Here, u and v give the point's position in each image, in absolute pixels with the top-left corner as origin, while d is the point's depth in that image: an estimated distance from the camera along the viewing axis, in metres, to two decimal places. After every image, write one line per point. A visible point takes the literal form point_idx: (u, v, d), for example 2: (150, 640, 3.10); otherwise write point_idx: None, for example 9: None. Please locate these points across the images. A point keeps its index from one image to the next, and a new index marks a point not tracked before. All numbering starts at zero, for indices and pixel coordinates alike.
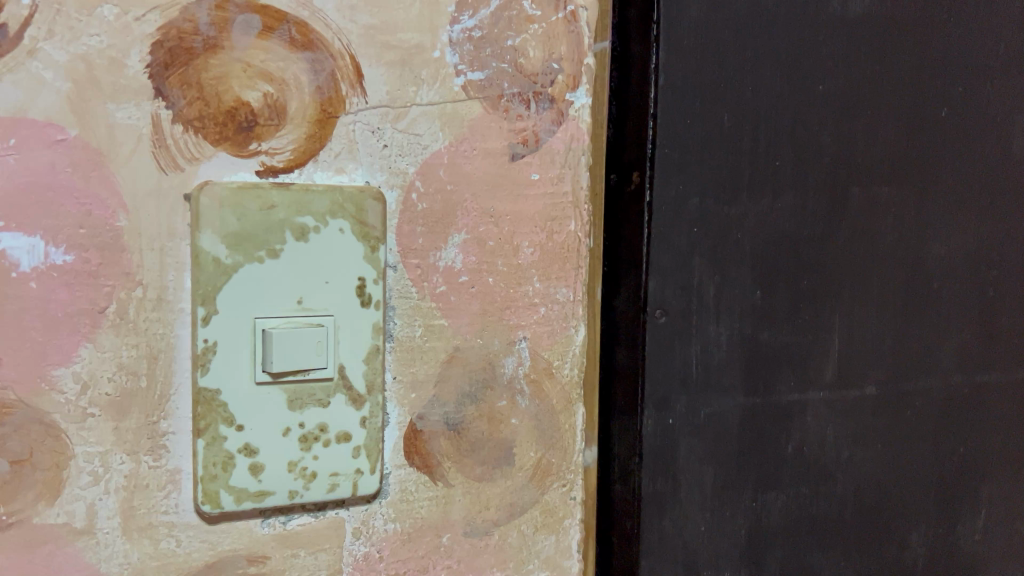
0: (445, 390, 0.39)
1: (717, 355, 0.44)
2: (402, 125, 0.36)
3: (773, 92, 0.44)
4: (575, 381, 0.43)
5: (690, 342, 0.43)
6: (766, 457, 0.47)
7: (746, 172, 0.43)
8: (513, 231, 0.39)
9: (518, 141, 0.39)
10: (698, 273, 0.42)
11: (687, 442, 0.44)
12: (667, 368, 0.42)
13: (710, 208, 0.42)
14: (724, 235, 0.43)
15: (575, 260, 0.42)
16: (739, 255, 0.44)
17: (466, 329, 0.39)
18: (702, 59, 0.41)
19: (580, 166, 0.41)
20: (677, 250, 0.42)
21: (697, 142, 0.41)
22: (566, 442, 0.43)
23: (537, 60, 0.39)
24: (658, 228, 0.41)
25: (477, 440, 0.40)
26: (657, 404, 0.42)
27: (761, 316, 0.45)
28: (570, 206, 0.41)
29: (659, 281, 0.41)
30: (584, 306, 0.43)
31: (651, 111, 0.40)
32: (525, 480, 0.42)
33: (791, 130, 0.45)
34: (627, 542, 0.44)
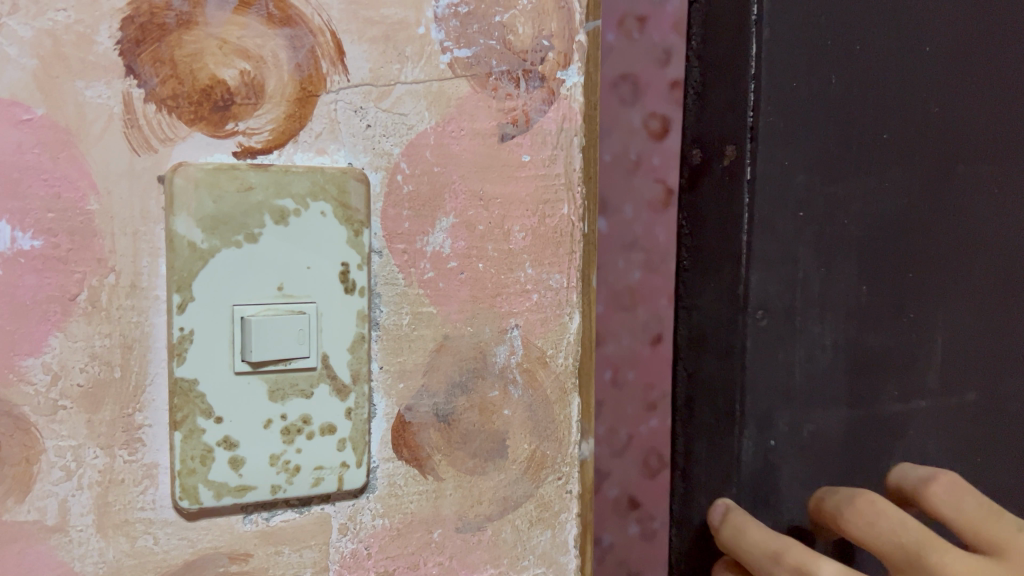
0: (434, 379, 0.37)
1: (821, 358, 0.42)
2: (387, 104, 0.35)
3: (882, 58, 0.42)
4: (570, 370, 0.40)
5: (793, 346, 0.41)
6: (869, 477, 0.45)
7: (849, 150, 0.42)
8: (504, 215, 0.37)
9: (507, 121, 0.37)
10: (802, 266, 0.41)
11: (789, 461, 0.42)
12: (768, 372, 0.41)
13: (816, 188, 0.41)
14: (830, 221, 0.41)
15: (569, 244, 0.39)
16: (844, 246, 0.42)
17: (456, 317, 0.37)
18: (806, 16, 0.39)
19: (572, 148, 0.39)
20: (781, 239, 0.40)
21: (802, 114, 0.40)
22: (563, 434, 0.40)
23: (527, 37, 0.37)
24: (762, 212, 0.39)
25: (469, 432, 0.38)
26: (758, 420, 0.41)
27: (864, 307, 0.43)
28: (563, 188, 0.39)
29: (761, 276, 0.39)
30: (587, 288, 0.40)
31: (753, 72, 0.38)
32: (518, 473, 0.39)
33: (896, 100, 0.43)
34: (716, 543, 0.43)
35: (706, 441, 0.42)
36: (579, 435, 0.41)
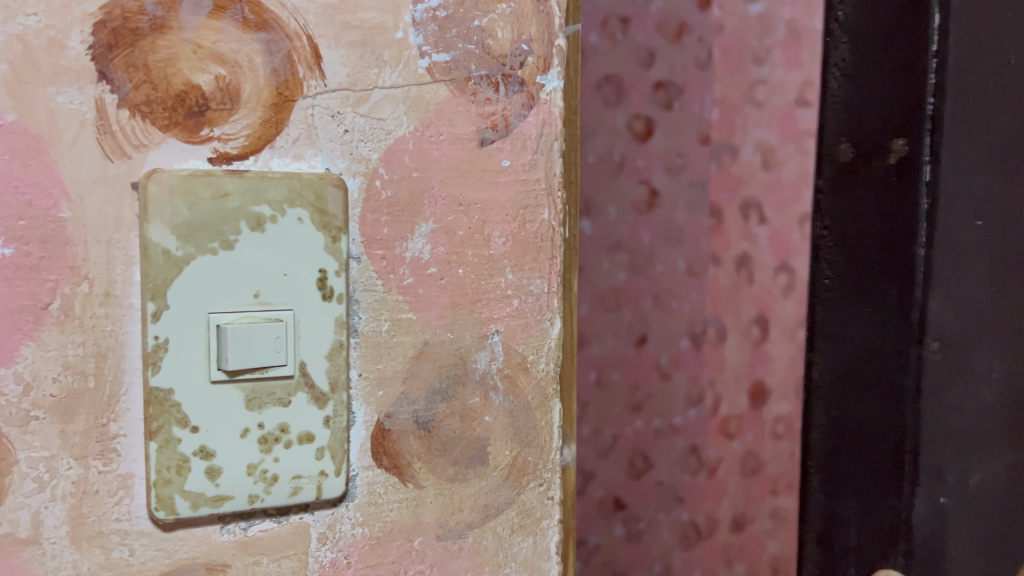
0: (414, 386, 0.36)
1: (986, 393, 0.42)
2: (364, 109, 0.34)
3: None
4: (551, 376, 0.40)
5: (965, 380, 0.42)
6: None
7: (1001, 161, 0.41)
8: (484, 220, 0.37)
9: (487, 126, 0.37)
10: (974, 280, 0.41)
11: (955, 518, 0.42)
12: (939, 407, 0.41)
13: (993, 192, 0.41)
14: (1004, 233, 0.42)
15: (550, 249, 0.39)
16: (1017, 264, 0.42)
17: (436, 323, 0.36)
18: (993, 23, 0.40)
19: (552, 152, 0.38)
20: (957, 245, 0.40)
21: (991, 132, 0.41)
22: (546, 440, 0.40)
23: (506, 41, 0.37)
24: (941, 211, 0.39)
25: (449, 439, 0.37)
26: (930, 476, 0.41)
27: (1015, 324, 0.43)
28: (543, 193, 0.38)
29: (940, 299, 0.40)
30: (567, 293, 0.40)
31: (934, 80, 0.39)
32: (499, 480, 0.39)
33: None
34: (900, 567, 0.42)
35: (863, 464, 0.44)
36: (560, 441, 0.40)
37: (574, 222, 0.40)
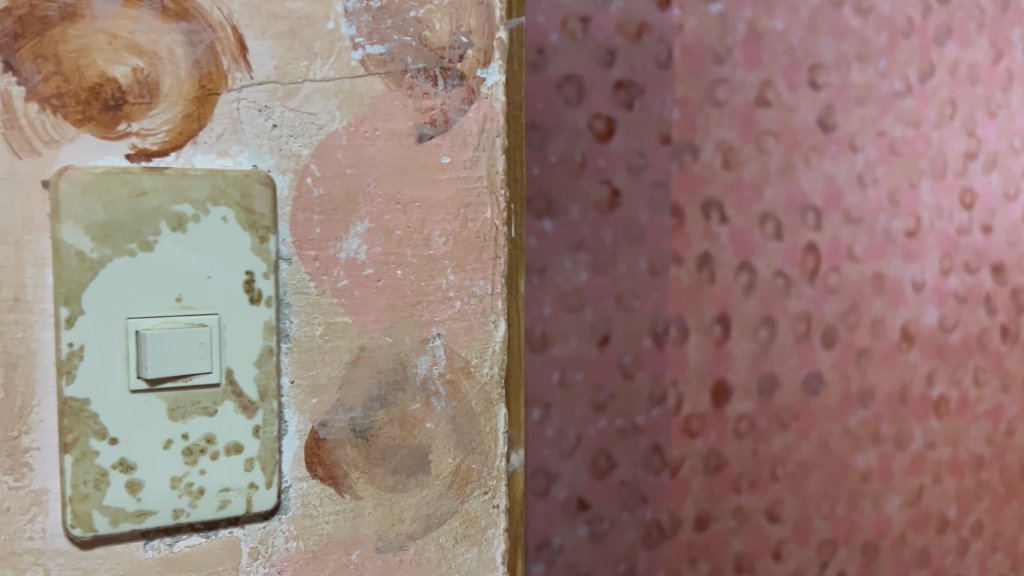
0: (351, 393, 0.35)
1: None
2: (294, 103, 0.33)
3: None
4: (495, 381, 0.38)
5: None
6: None
7: None
8: (423, 219, 0.36)
9: (425, 121, 0.35)
10: None
11: None
12: None
13: None
14: None
15: (493, 249, 0.37)
16: None
17: (373, 327, 0.35)
18: None
19: (495, 149, 0.37)
20: None
21: None
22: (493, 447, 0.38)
23: (444, 33, 0.35)
24: None
25: (389, 447, 0.36)
26: None
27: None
28: (486, 191, 0.37)
29: None
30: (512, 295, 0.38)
31: None
32: (442, 488, 0.37)
33: None
34: None
35: None
36: (507, 447, 0.39)
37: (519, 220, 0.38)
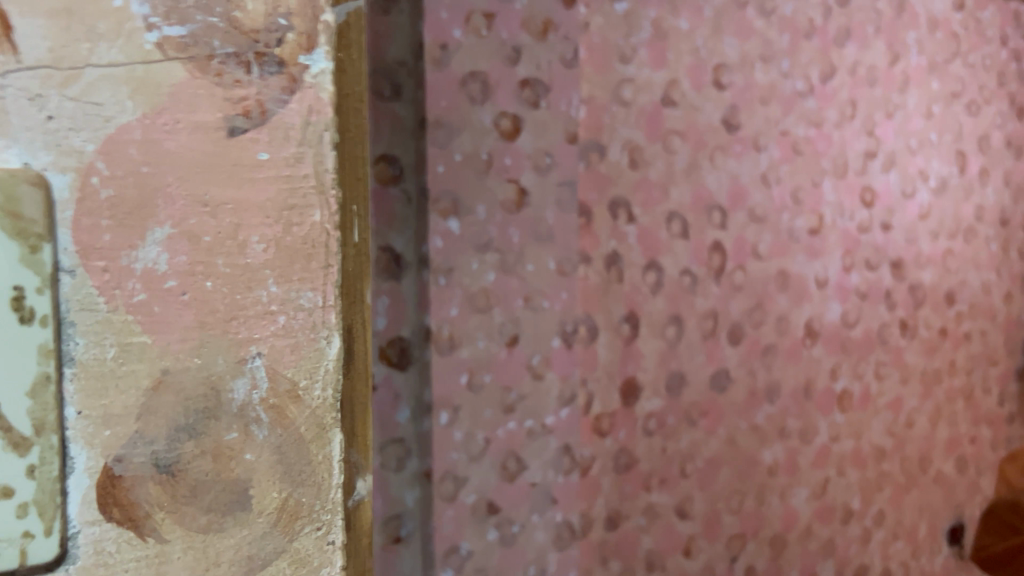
0: (156, 417, 0.44)
1: None
2: (78, 95, 0.41)
3: None
4: (322, 408, 0.48)
5: None
6: None
7: None
8: (238, 227, 0.45)
9: (239, 115, 0.44)
10: None
11: None
12: None
13: None
14: None
15: (322, 258, 0.47)
16: None
17: (181, 352, 0.44)
18: None
19: (322, 143, 0.46)
20: None
21: None
22: (319, 478, 0.48)
23: (258, 18, 0.44)
24: None
25: (202, 475, 0.45)
26: None
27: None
28: (314, 195, 0.46)
29: None
30: (337, 315, 0.48)
31: None
32: (267, 522, 0.47)
33: None
34: None
35: None
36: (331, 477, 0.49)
37: (344, 217, 0.48)
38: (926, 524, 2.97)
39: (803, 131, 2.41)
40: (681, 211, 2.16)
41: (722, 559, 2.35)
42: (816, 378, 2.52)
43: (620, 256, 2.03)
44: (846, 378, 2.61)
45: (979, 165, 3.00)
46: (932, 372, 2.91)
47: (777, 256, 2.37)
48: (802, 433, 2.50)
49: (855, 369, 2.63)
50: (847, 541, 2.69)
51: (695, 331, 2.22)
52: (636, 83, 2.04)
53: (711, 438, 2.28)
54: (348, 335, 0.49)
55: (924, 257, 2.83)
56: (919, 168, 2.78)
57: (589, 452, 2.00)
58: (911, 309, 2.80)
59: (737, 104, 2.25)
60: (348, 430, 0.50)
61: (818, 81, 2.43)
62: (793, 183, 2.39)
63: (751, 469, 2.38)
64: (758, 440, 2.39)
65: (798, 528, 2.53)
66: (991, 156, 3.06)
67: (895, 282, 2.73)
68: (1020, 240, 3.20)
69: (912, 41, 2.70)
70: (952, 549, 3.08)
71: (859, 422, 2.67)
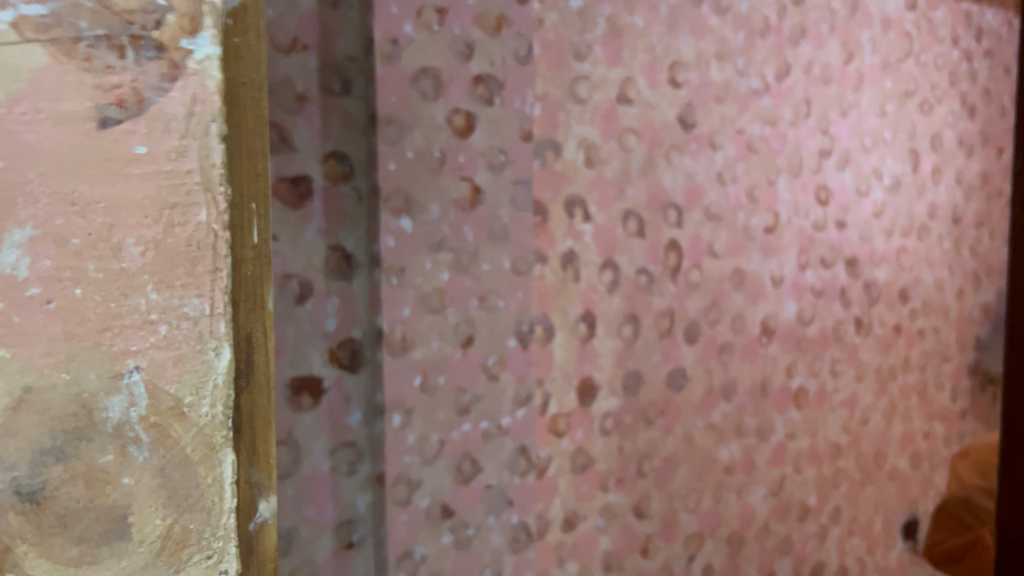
0: (28, 427, 0.59)
1: None
2: None
3: None
4: (200, 437, 0.64)
5: None
6: None
7: None
8: (118, 231, 0.60)
9: (115, 102, 0.59)
10: None
11: None
12: None
13: None
14: None
15: (207, 262, 0.63)
16: None
17: (51, 372, 0.59)
18: None
19: (207, 134, 0.62)
20: None
21: None
22: (208, 502, 0.65)
23: (133, 4, 0.59)
24: None
25: (85, 493, 0.61)
26: None
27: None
28: (199, 190, 0.62)
29: None
30: (219, 330, 0.64)
31: None
32: (153, 528, 0.63)
33: None
34: None
35: None
36: (209, 493, 0.65)
37: (225, 220, 0.64)
38: (881, 520, 2.99)
39: (758, 129, 2.41)
40: (637, 210, 2.15)
41: (680, 558, 2.34)
42: (772, 375, 2.53)
43: (576, 255, 2.03)
44: (802, 376, 2.62)
45: (931, 163, 3.04)
46: (886, 369, 2.93)
47: (733, 255, 2.38)
48: (759, 431, 2.51)
49: (811, 366, 2.65)
50: (804, 538, 2.70)
51: (651, 329, 2.21)
52: (590, 81, 2.02)
53: (668, 437, 2.28)
54: (232, 354, 0.65)
55: (879, 255, 2.85)
56: (873, 167, 2.80)
57: (545, 452, 2.01)
58: (866, 307, 2.82)
59: (692, 102, 2.24)
60: (235, 453, 0.67)
61: (772, 79, 2.44)
62: (749, 181, 2.40)
63: (708, 468, 2.38)
64: (715, 438, 2.39)
65: (756, 526, 2.54)
66: (943, 155, 3.09)
67: (850, 280, 2.75)
68: (971, 238, 3.25)
69: (866, 40, 2.72)
70: (907, 544, 3.11)
71: (815, 419, 2.69)
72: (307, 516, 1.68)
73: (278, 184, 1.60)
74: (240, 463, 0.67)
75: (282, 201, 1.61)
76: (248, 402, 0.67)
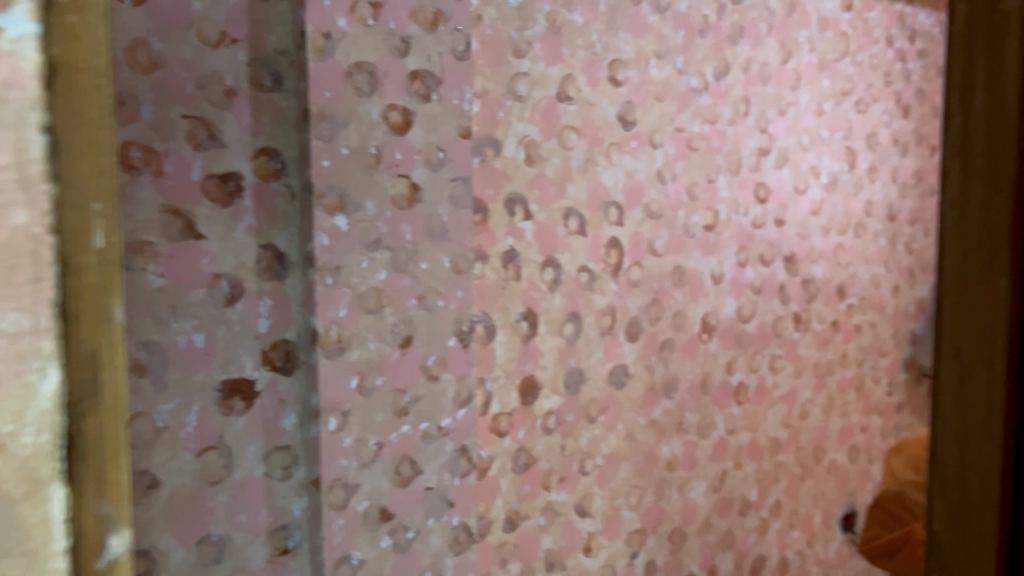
0: None
1: (980, 426, 0.65)
2: None
3: (997, 232, 0.62)
4: (27, 455, 0.52)
5: (974, 417, 0.65)
6: (985, 522, 0.65)
7: (978, 275, 0.64)
8: None
9: None
10: (978, 358, 0.64)
11: (983, 507, 0.65)
12: (979, 435, 0.65)
13: (976, 302, 0.64)
14: (980, 332, 0.64)
15: (22, 270, 0.52)
16: (978, 350, 0.64)
17: None
18: (965, 212, 0.65)
19: (22, 129, 0.51)
20: (976, 335, 0.65)
21: (979, 267, 0.64)
22: (31, 541, 0.53)
23: None
24: (983, 313, 0.64)
25: None
26: (964, 479, 0.66)
27: (1007, 407, 0.63)
28: (15, 202, 0.51)
29: (986, 364, 0.64)
30: (44, 348, 0.53)
31: (957, 250, 0.66)
32: None
33: (995, 242, 0.63)
34: (952, 534, 0.68)
35: (972, 480, 0.66)
36: (45, 533, 0.54)
37: (50, 224, 0.53)
38: (821, 513, 3.04)
39: (697, 128, 2.42)
40: (577, 208, 2.14)
41: (622, 555, 2.35)
42: (712, 372, 2.55)
43: (516, 253, 2.02)
44: (742, 371, 2.65)
45: (866, 161, 3.09)
46: (824, 364, 2.98)
47: (673, 253, 2.39)
48: (700, 427, 2.53)
49: (751, 362, 2.68)
50: (745, 532, 2.73)
51: (593, 327, 2.21)
52: (529, 78, 2.01)
53: (611, 434, 2.27)
54: (64, 374, 0.54)
55: (817, 252, 2.89)
56: (810, 165, 2.83)
57: (486, 452, 1.99)
58: (804, 303, 2.86)
59: (633, 100, 2.24)
60: (70, 488, 0.55)
61: (712, 78, 2.45)
62: (688, 180, 2.41)
63: (651, 464, 2.39)
64: (657, 435, 2.40)
65: (697, 522, 2.55)
66: (879, 153, 3.15)
67: (789, 277, 2.78)
68: (906, 235, 3.31)
69: (803, 39, 2.75)
70: (845, 536, 3.17)
71: (755, 414, 2.71)
72: (240, 522, 1.65)
73: (205, 181, 1.56)
74: (84, 494, 0.56)
75: (211, 198, 1.57)
76: (93, 426, 0.56)
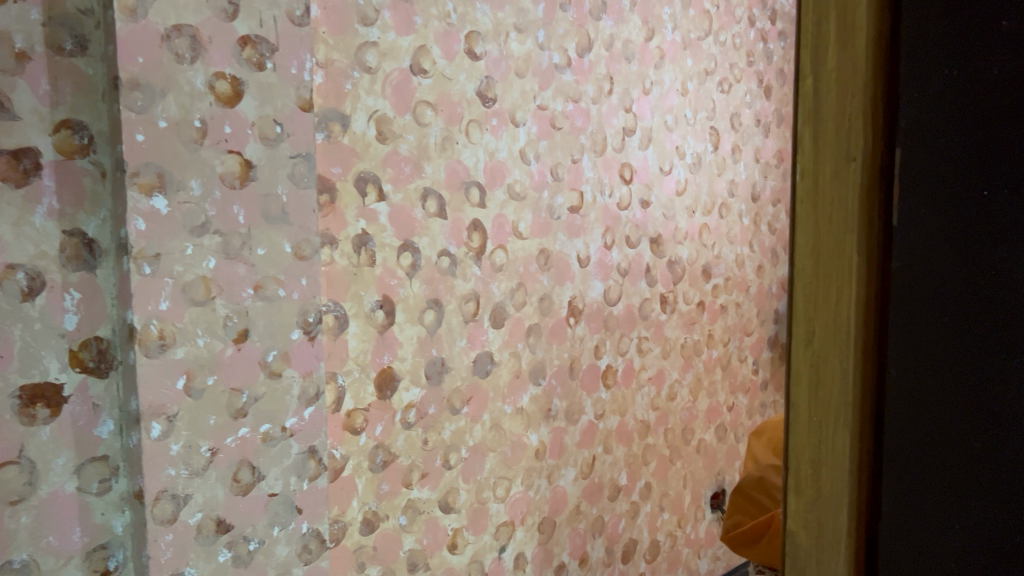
0: None
1: (833, 414, 0.57)
2: None
3: (852, 194, 0.54)
4: None
5: (827, 404, 0.57)
6: (840, 519, 0.57)
7: (829, 243, 0.56)
8: None
9: None
10: (832, 340, 0.56)
11: (837, 503, 0.57)
12: (833, 425, 0.57)
13: (829, 275, 0.56)
14: (833, 309, 0.56)
15: None
16: (833, 329, 0.56)
17: None
18: (815, 173, 0.56)
19: None
20: (829, 312, 0.56)
21: (830, 234, 0.56)
22: None
23: None
24: (836, 286, 0.56)
25: None
26: (816, 472, 0.58)
27: (866, 395, 0.55)
28: None
29: (840, 345, 0.56)
30: None
31: (805, 217, 0.58)
32: None
33: (849, 206, 0.54)
34: (802, 533, 0.60)
35: (826, 473, 0.57)
36: None
37: None
38: (690, 493, 3.04)
39: (560, 105, 2.33)
40: (435, 188, 2.02)
41: (490, 550, 2.26)
42: (579, 356, 2.48)
43: (369, 237, 1.88)
44: (610, 355, 2.59)
45: (730, 142, 3.09)
46: (690, 345, 2.97)
47: (537, 235, 2.30)
48: (567, 413, 2.46)
49: (618, 346, 2.63)
50: (615, 517, 2.69)
51: (455, 314, 2.09)
52: (378, 49, 1.87)
53: (475, 425, 2.17)
54: None
55: (682, 233, 2.87)
56: (675, 145, 2.80)
57: (339, 451, 1.86)
58: (670, 285, 2.84)
59: (491, 75, 2.13)
60: None
61: (574, 54, 2.37)
62: (552, 159, 2.32)
63: (517, 454, 2.30)
64: (523, 423, 2.31)
65: (567, 510, 2.49)
66: (741, 134, 3.16)
67: (655, 258, 2.75)
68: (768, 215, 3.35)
69: (666, 17, 2.71)
70: (715, 514, 3.19)
71: (623, 397, 2.67)
72: (48, 545, 1.46)
73: None
74: None
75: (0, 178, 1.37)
76: None
